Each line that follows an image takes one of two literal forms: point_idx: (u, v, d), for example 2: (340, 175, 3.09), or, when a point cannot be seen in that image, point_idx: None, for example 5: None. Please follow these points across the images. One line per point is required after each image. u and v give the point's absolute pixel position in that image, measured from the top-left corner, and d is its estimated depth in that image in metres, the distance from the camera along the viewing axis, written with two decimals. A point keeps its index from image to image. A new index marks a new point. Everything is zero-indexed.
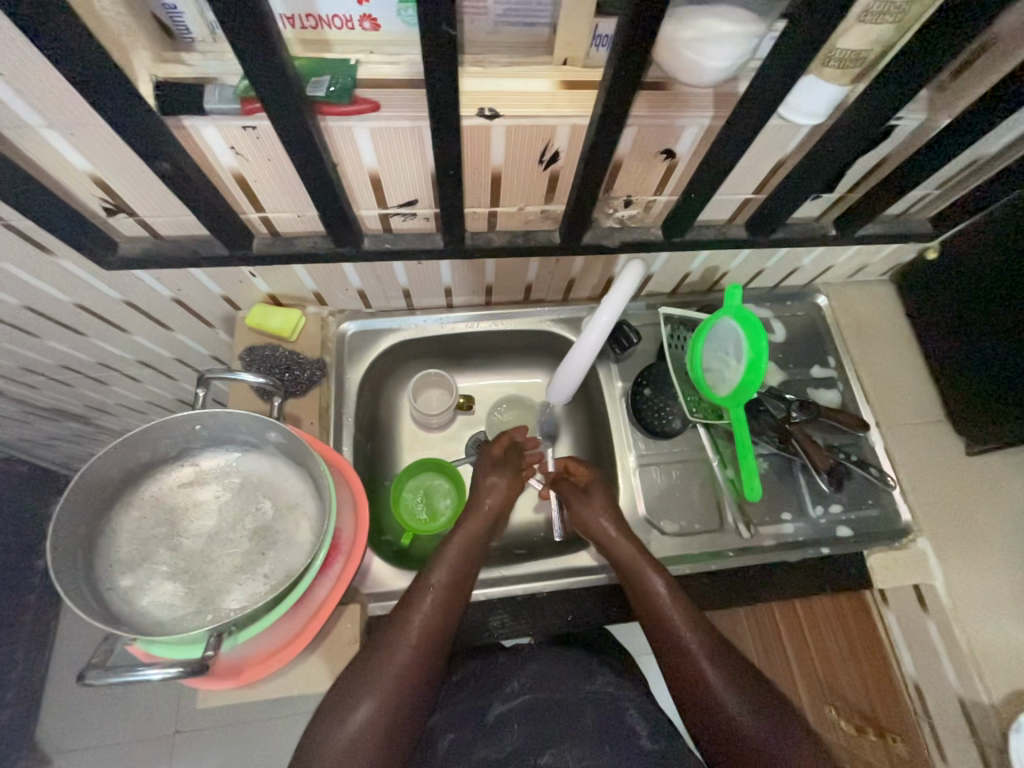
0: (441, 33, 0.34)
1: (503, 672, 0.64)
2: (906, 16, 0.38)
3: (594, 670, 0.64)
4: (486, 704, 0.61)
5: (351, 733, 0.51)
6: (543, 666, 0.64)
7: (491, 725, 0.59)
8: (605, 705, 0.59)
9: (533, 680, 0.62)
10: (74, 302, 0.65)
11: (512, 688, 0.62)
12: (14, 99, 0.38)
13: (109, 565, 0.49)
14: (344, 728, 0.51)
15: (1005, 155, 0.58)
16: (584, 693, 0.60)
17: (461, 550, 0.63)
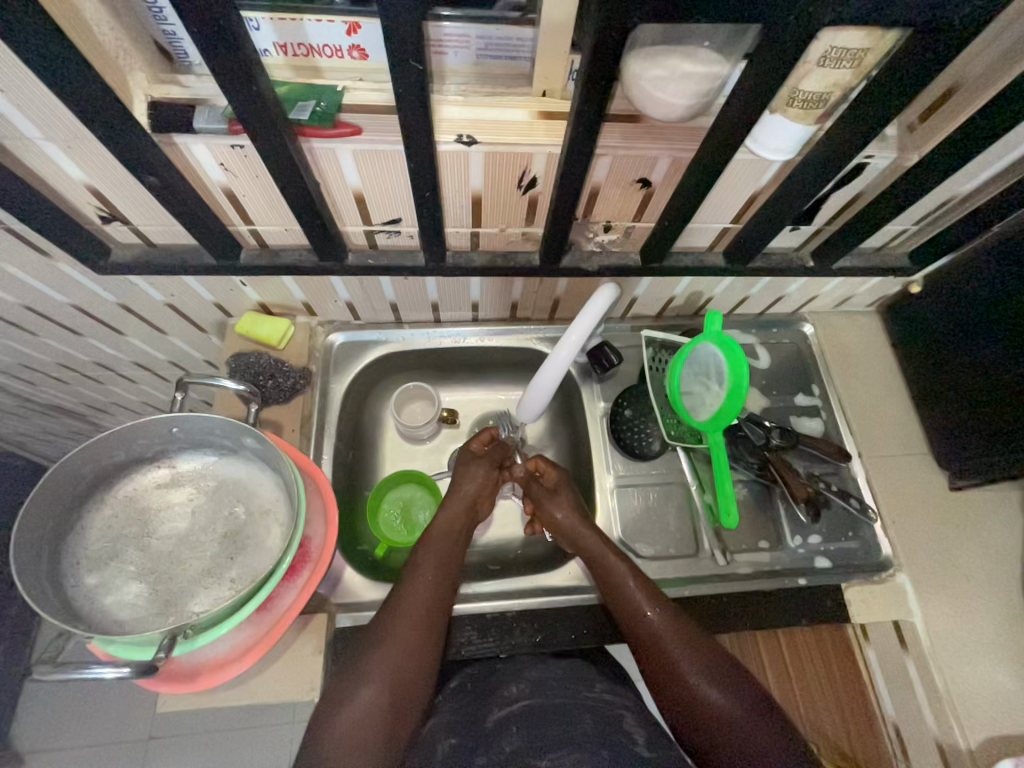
0: (412, 65, 0.36)
1: (502, 680, 0.64)
2: (863, 62, 0.40)
3: (590, 680, 0.65)
4: (485, 712, 0.60)
5: (355, 717, 0.52)
6: (541, 673, 0.63)
7: (490, 730, 0.57)
8: (603, 713, 0.58)
9: (530, 686, 0.61)
10: (70, 304, 0.67)
11: (511, 693, 0.61)
12: (14, 114, 0.40)
13: (76, 562, 0.50)
14: (349, 711, 0.53)
15: (978, 195, 0.59)
16: (582, 701, 0.59)
17: (444, 542, 0.66)
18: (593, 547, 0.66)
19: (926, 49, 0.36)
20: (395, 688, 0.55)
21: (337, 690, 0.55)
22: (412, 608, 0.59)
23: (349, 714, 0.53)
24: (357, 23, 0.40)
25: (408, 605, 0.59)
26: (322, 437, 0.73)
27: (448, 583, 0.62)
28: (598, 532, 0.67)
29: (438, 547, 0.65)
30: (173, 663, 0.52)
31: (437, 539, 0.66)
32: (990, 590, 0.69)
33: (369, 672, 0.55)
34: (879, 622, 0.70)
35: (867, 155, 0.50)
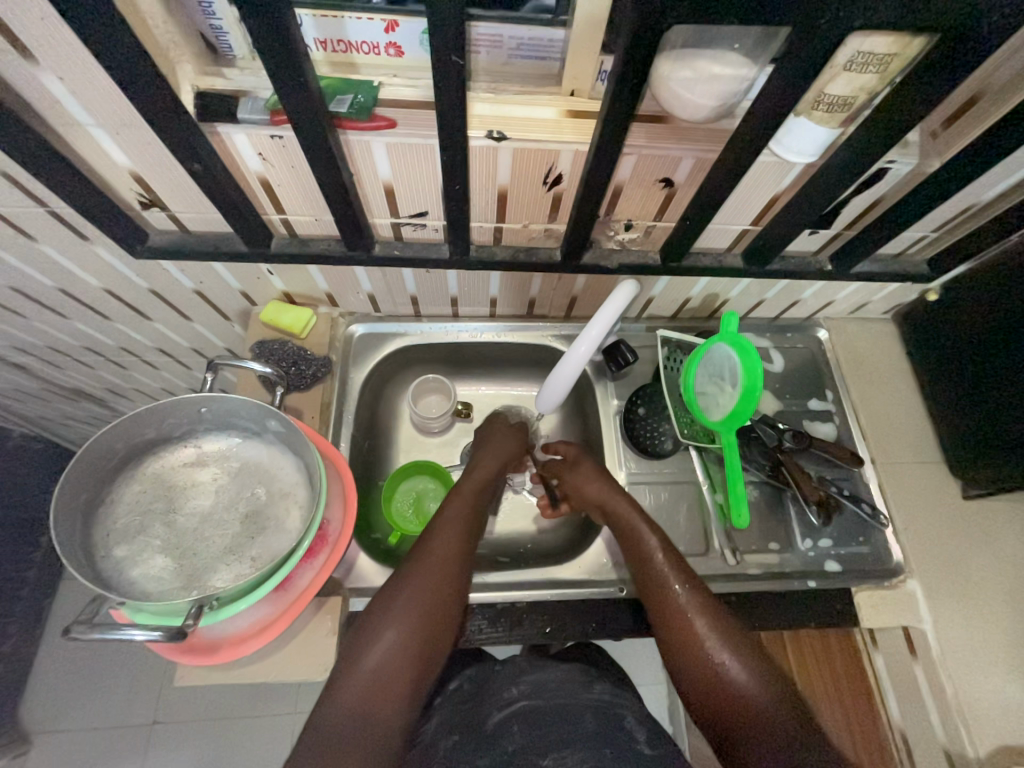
0: (450, 61, 0.37)
1: (502, 683, 0.67)
2: (888, 68, 0.40)
3: (590, 682, 0.67)
4: (485, 714, 0.63)
5: (379, 661, 0.53)
6: (540, 677, 0.67)
7: (491, 731, 0.60)
8: (603, 713, 0.61)
9: (529, 689, 0.65)
10: (103, 287, 0.70)
11: (511, 695, 0.64)
12: (69, 100, 0.42)
13: (106, 534, 0.52)
14: (373, 655, 0.53)
15: (998, 203, 0.59)
16: (585, 704, 0.62)
17: (469, 503, 0.67)
18: (620, 509, 0.67)
19: (951, 56, 0.37)
20: (420, 635, 0.55)
21: (361, 636, 0.55)
22: (438, 563, 0.59)
23: (373, 658, 0.53)
24: (396, 21, 0.42)
25: (433, 562, 0.59)
26: (340, 425, 0.75)
27: (469, 550, 0.63)
28: (626, 496, 0.67)
29: (459, 515, 0.65)
30: (193, 636, 0.53)
31: (464, 502, 0.67)
32: (1001, 600, 0.68)
33: (395, 618, 0.56)
34: (888, 628, 0.70)
35: (888, 160, 0.51)
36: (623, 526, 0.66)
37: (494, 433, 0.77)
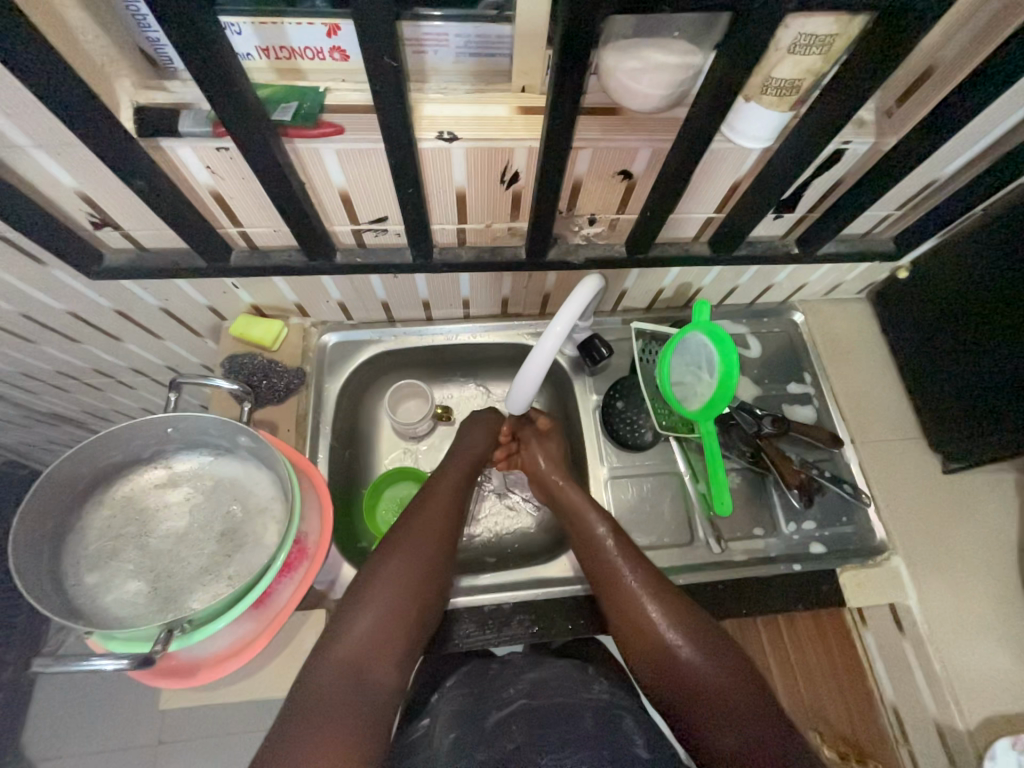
0: (387, 63, 0.37)
1: (501, 682, 0.67)
2: (833, 47, 0.40)
3: (588, 683, 0.67)
4: (485, 712, 0.62)
5: (364, 629, 0.56)
6: (538, 676, 0.67)
7: (489, 730, 0.58)
8: (601, 712, 0.61)
9: (530, 689, 0.64)
10: (66, 310, 0.68)
11: (509, 695, 0.64)
12: (3, 122, 0.41)
13: (76, 562, 0.51)
14: (358, 626, 0.56)
15: (958, 177, 0.59)
16: (583, 701, 0.62)
17: (439, 504, 0.67)
18: (572, 501, 0.69)
19: (892, 34, 0.37)
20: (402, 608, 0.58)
21: (346, 608, 0.58)
22: (415, 544, 0.61)
23: (358, 627, 0.56)
24: (336, 25, 0.41)
25: (416, 533, 0.62)
26: (318, 436, 0.74)
27: (448, 535, 0.64)
28: (581, 490, 0.70)
29: (435, 502, 0.66)
30: (172, 660, 0.52)
31: (434, 503, 0.66)
32: (985, 574, 0.69)
33: (378, 589, 0.58)
34: (875, 606, 0.70)
35: (846, 140, 0.51)
36: (573, 520, 0.68)
37: (471, 422, 0.78)
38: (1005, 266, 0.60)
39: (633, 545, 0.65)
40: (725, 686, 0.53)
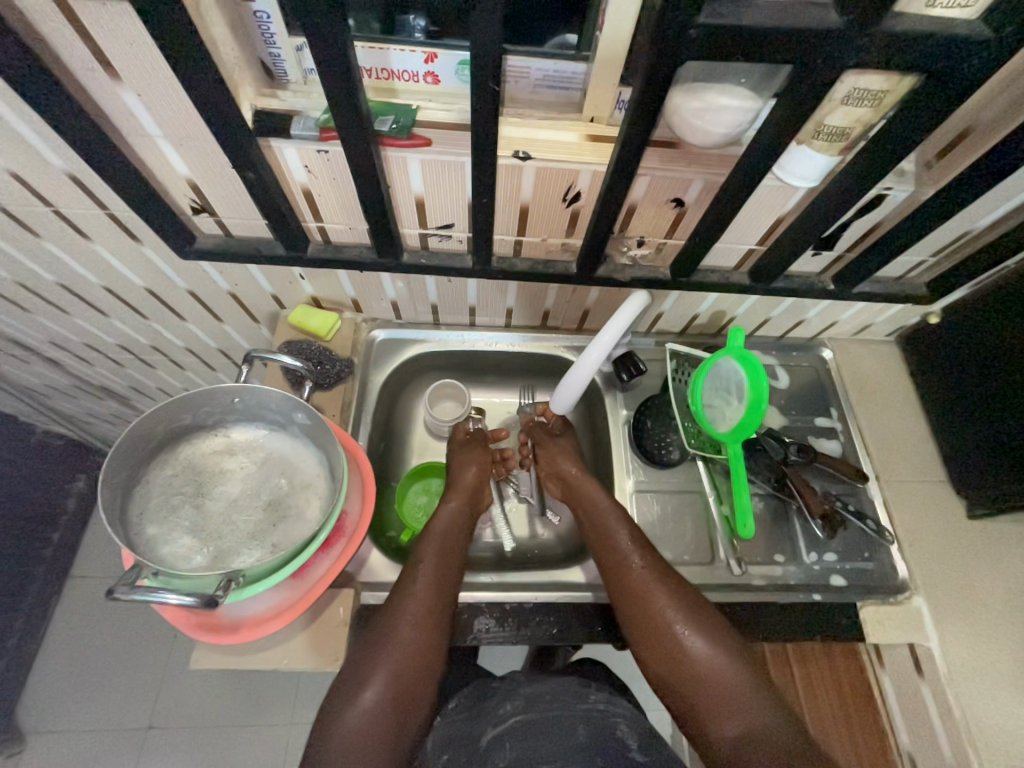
0: (487, 87, 0.42)
1: (498, 697, 0.66)
2: (883, 102, 0.45)
3: (586, 691, 0.67)
4: (479, 729, 0.62)
5: (367, 704, 0.56)
6: (535, 690, 0.67)
7: (484, 748, 0.60)
8: (596, 722, 0.62)
9: (524, 703, 0.64)
10: (144, 287, 0.74)
11: (505, 711, 0.64)
12: (143, 114, 0.47)
13: (140, 512, 0.55)
14: (355, 711, 0.56)
15: (990, 231, 0.63)
16: (578, 710, 0.63)
17: (448, 534, 0.69)
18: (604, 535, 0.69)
19: (939, 93, 0.41)
20: (404, 676, 0.58)
21: (347, 679, 0.58)
22: (420, 608, 0.61)
23: (360, 704, 0.56)
24: (434, 53, 0.47)
25: (408, 610, 0.61)
26: (359, 425, 0.78)
27: (442, 605, 0.62)
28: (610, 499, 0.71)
29: (427, 572, 0.64)
30: (213, 617, 0.55)
31: (439, 533, 0.69)
32: (1010, 622, 0.68)
33: (378, 666, 0.58)
34: (894, 644, 0.70)
35: (886, 187, 0.55)
36: (607, 552, 0.67)
37: (457, 473, 0.76)
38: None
39: (661, 561, 0.66)
40: (763, 718, 0.56)
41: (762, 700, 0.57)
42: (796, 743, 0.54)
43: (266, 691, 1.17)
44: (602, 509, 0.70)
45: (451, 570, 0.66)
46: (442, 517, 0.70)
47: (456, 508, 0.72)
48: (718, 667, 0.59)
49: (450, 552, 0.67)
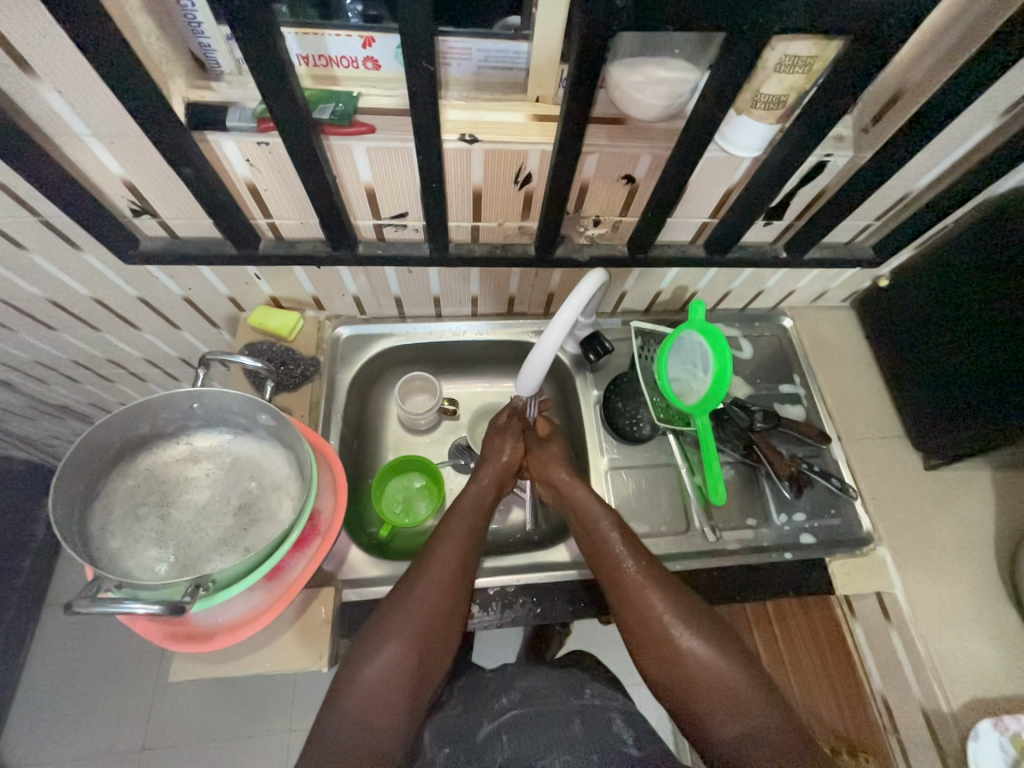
0: (423, 68, 0.41)
1: (493, 693, 0.68)
2: (813, 68, 0.46)
3: (580, 687, 0.68)
4: (476, 724, 0.62)
5: (381, 673, 0.56)
6: (529, 686, 0.67)
7: (480, 743, 0.59)
8: (591, 716, 0.62)
9: (520, 698, 0.65)
10: (92, 297, 0.71)
11: (501, 707, 0.65)
12: (67, 112, 0.45)
13: (101, 526, 0.53)
14: (375, 677, 0.55)
15: (929, 191, 0.65)
16: (572, 706, 0.63)
17: (473, 518, 0.69)
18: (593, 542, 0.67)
19: (863, 56, 0.42)
20: (421, 651, 0.58)
21: (361, 647, 0.58)
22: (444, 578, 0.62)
23: (374, 671, 0.56)
24: (371, 37, 0.46)
25: (435, 578, 0.62)
26: (329, 423, 0.77)
27: (465, 579, 0.64)
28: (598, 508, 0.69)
29: (454, 543, 0.65)
30: (186, 626, 0.55)
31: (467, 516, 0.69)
32: (967, 563, 0.72)
33: (396, 632, 0.58)
34: (862, 595, 0.73)
35: (827, 153, 0.56)
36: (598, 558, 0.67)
37: (489, 452, 0.77)
38: (978, 272, 0.65)
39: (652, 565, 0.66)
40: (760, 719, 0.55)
41: (761, 704, 0.56)
42: (797, 740, 0.53)
43: (260, 702, 1.16)
44: (592, 519, 0.68)
45: (476, 546, 0.67)
46: (470, 493, 0.72)
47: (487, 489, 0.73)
48: (713, 670, 0.58)
49: (476, 526, 0.68)
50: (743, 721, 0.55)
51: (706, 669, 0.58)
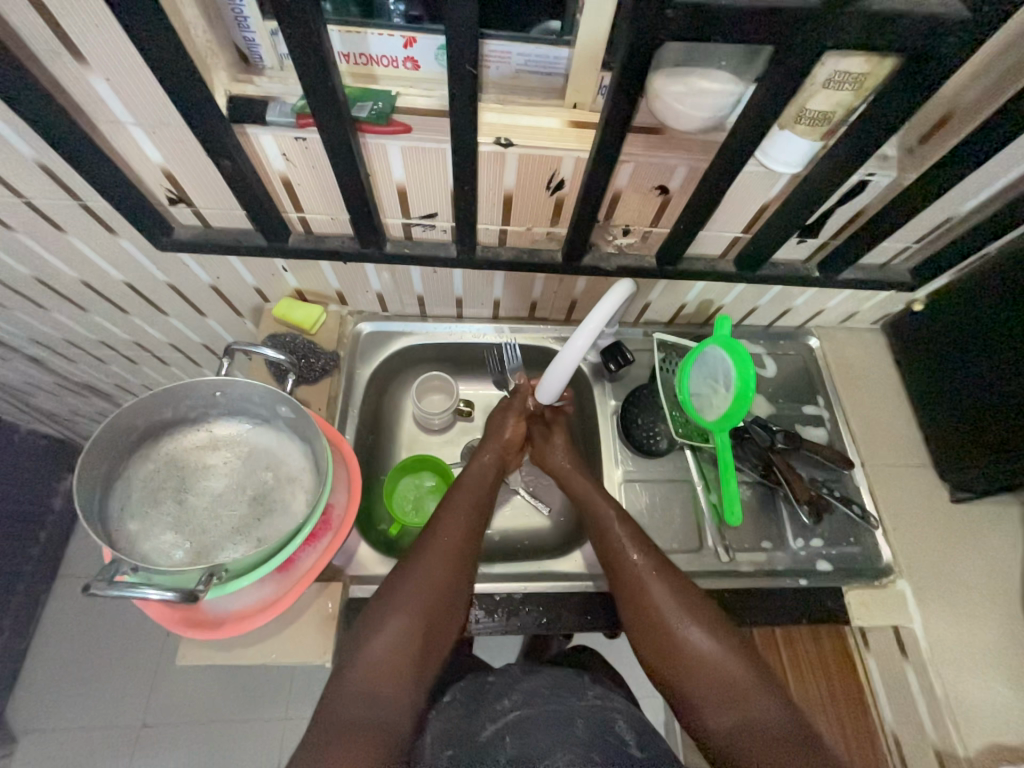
0: (464, 71, 0.41)
1: (494, 694, 0.67)
2: (863, 86, 0.44)
3: (582, 689, 0.67)
4: (478, 724, 0.62)
5: (388, 649, 0.56)
6: (532, 685, 0.66)
7: (484, 743, 0.59)
8: (594, 717, 0.61)
9: (523, 699, 0.64)
10: (123, 280, 0.73)
11: (503, 707, 0.64)
12: (114, 100, 0.46)
13: (120, 508, 0.54)
14: (380, 638, 0.57)
15: (972, 217, 0.63)
16: (575, 708, 0.62)
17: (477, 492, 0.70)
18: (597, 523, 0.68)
19: (917, 76, 0.41)
20: (425, 625, 0.58)
21: (367, 622, 0.58)
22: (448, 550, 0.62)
23: (380, 641, 0.57)
24: (414, 38, 0.46)
25: (436, 556, 0.62)
26: (345, 418, 0.77)
27: (469, 549, 0.64)
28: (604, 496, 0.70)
29: (460, 517, 0.66)
30: (197, 612, 0.55)
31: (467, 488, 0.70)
32: (990, 602, 0.70)
33: (400, 607, 0.58)
34: (879, 627, 0.71)
35: (869, 172, 0.55)
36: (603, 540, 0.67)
37: (491, 432, 0.77)
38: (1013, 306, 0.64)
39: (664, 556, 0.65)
40: (758, 708, 0.55)
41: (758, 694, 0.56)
42: (799, 739, 0.52)
43: (260, 688, 1.17)
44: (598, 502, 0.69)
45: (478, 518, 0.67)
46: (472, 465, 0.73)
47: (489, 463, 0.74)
48: (713, 659, 0.58)
49: (480, 502, 0.69)
50: (738, 706, 0.55)
51: (706, 658, 0.58)
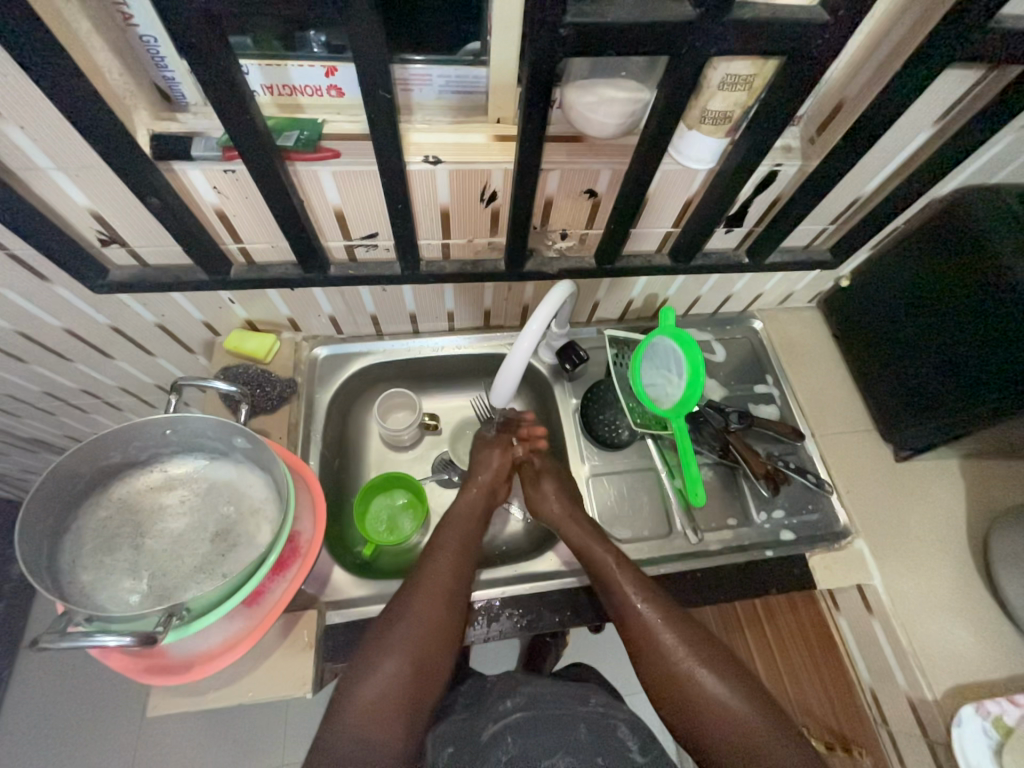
0: (381, 96, 0.43)
1: (496, 694, 0.66)
2: (754, 86, 0.48)
3: (585, 694, 0.65)
4: (481, 725, 0.61)
5: (382, 685, 0.57)
6: (535, 687, 0.65)
7: (485, 743, 0.59)
8: (597, 723, 0.61)
9: (526, 701, 0.63)
10: (63, 328, 0.71)
11: (505, 707, 0.63)
12: (30, 147, 0.46)
13: (72, 560, 0.52)
14: (375, 673, 0.57)
15: (876, 196, 0.69)
16: (579, 712, 0.62)
17: (465, 523, 0.70)
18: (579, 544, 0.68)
19: (798, 74, 0.45)
20: (415, 655, 0.58)
21: (362, 657, 0.59)
22: (436, 582, 0.62)
23: (375, 676, 0.57)
24: (333, 67, 0.48)
25: (426, 583, 0.62)
26: (309, 444, 0.76)
27: (458, 581, 0.64)
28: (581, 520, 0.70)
29: (449, 555, 0.66)
30: (163, 658, 0.54)
31: (458, 521, 0.70)
32: (940, 549, 0.74)
33: (395, 644, 0.58)
34: (845, 588, 0.74)
35: (777, 162, 0.59)
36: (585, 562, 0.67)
37: (478, 463, 0.78)
38: (938, 281, 0.68)
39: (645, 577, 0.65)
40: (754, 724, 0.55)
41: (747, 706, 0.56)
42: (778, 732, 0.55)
43: (248, 738, 1.12)
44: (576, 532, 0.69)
45: (469, 551, 0.67)
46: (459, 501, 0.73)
47: (476, 497, 0.74)
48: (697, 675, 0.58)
49: (468, 536, 0.69)
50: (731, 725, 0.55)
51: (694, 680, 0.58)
